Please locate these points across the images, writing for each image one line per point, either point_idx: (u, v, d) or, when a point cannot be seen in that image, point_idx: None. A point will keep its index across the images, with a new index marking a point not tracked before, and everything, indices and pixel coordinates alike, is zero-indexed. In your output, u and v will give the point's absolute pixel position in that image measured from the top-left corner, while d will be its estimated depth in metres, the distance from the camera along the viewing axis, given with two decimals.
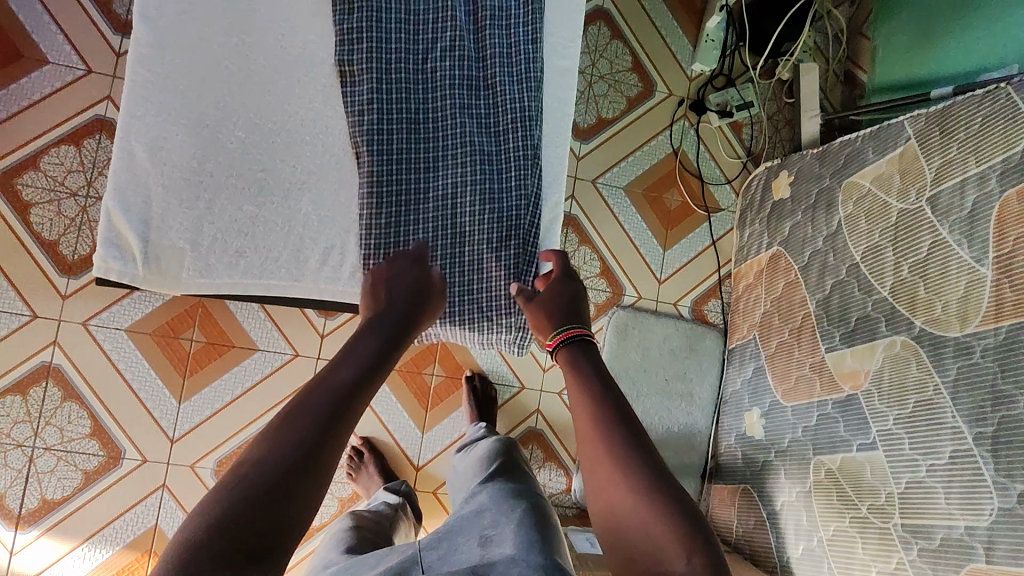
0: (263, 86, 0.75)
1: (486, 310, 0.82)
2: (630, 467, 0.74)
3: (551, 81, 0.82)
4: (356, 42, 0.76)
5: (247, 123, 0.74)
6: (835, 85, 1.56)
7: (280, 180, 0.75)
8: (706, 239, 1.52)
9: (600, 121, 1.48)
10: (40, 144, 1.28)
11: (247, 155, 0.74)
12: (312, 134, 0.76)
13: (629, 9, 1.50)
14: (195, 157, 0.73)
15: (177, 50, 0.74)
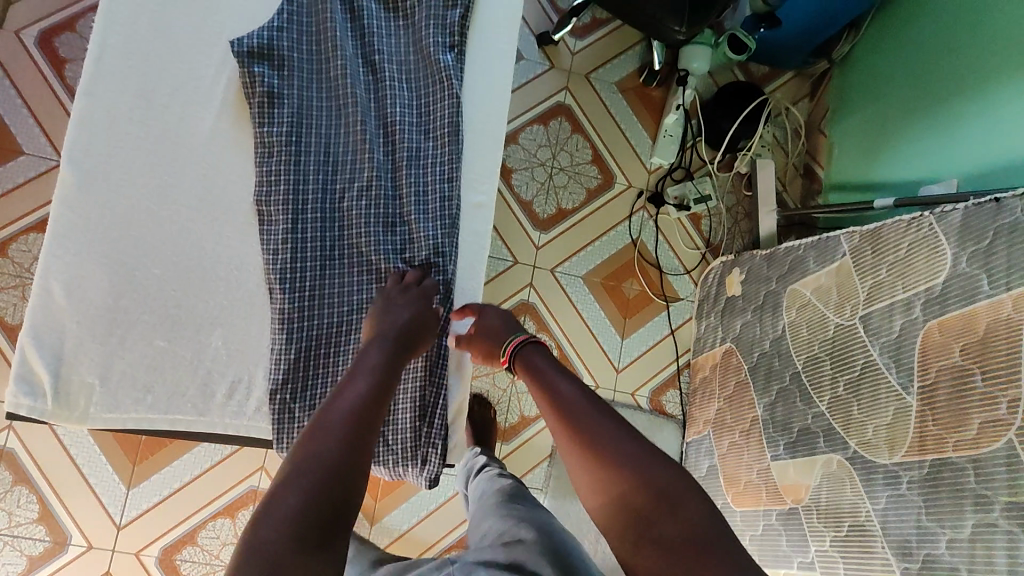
0: (180, 221, 0.74)
1: (394, 449, 0.79)
2: (608, 435, 0.67)
3: (467, 217, 0.83)
4: (270, 184, 0.76)
5: (166, 260, 0.74)
6: (794, 178, 1.58)
7: (195, 314, 0.73)
8: (664, 328, 1.52)
9: (559, 211, 1.51)
10: (10, 231, 1.32)
11: (165, 291, 0.73)
12: (222, 270, 0.75)
13: (590, 104, 1.55)
14: (111, 294, 0.72)
15: (102, 184, 0.74)
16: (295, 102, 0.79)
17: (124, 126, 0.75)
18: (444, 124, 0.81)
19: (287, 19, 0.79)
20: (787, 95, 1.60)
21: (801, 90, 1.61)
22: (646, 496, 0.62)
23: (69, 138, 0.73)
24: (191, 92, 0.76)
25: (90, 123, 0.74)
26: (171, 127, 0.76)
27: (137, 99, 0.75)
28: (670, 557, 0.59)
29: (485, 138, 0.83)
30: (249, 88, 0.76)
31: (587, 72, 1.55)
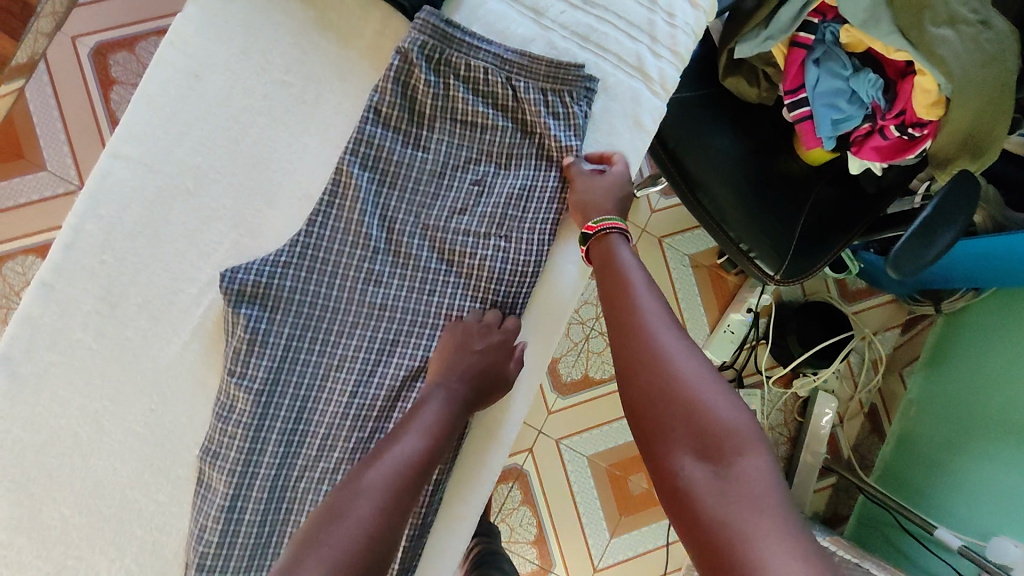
0: (110, 459, 0.63)
1: None
2: (681, 358, 0.61)
3: (439, 527, 0.69)
4: (224, 450, 0.63)
5: (75, 501, 0.62)
6: (856, 414, 1.37)
7: (90, 572, 0.62)
8: (660, 538, 1.36)
9: (585, 378, 1.36)
10: (8, 248, 1.23)
11: (65, 538, 0.62)
12: (136, 529, 0.63)
13: (653, 270, 1.37)
14: (3, 526, 0.61)
15: (35, 393, 0.62)
16: (284, 347, 0.65)
17: (78, 332, 0.63)
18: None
19: (302, 253, 0.66)
20: (874, 321, 1.39)
21: (894, 319, 1.39)
22: (709, 425, 0.56)
23: (8, 332, 0.62)
24: (167, 308, 0.65)
25: (35, 324, 0.63)
26: (131, 344, 0.64)
27: (100, 304, 0.64)
28: (718, 493, 0.52)
29: (494, 436, 0.70)
30: (233, 332, 0.64)
31: (661, 235, 1.37)
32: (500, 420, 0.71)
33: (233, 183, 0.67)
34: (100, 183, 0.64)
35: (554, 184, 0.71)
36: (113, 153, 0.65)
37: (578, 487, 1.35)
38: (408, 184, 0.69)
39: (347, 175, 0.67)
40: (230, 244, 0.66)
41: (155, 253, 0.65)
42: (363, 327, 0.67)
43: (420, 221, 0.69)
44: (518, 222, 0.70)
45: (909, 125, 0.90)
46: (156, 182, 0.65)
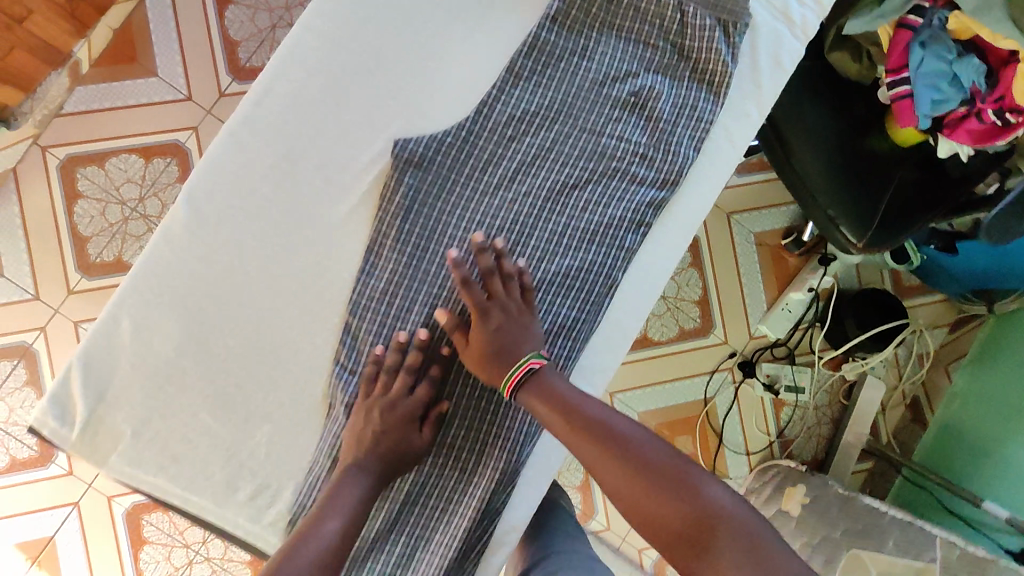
0: (275, 301, 0.68)
1: None
2: (631, 440, 0.60)
3: None
4: (376, 300, 0.69)
5: (240, 334, 0.68)
6: (897, 405, 1.44)
7: (248, 401, 0.68)
8: None
9: (644, 339, 1.41)
10: (114, 146, 1.29)
11: (226, 366, 0.68)
12: (292, 365, 0.69)
13: (719, 242, 1.42)
14: (175, 348, 0.67)
15: (211, 233, 0.67)
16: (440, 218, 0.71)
17: (257, 184, 0.68)
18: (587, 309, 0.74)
19: (464, 134, 0.71)
20: (928, 317, 1.45)
21: (944, 317, 1.45)
22: (672, 518, 0.54)
23: (196, 175, 0.68)
24: (338, 175, 0.70)
25: (219, 171, 0.68)
26: (303, 202, 0.69)
27: (280, 161, 0.69)
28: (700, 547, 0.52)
29: (618, 337, 0.75)
30: (392, 196, 0.69)
31: (730, 210, 1.42)
32: (624, 319, 0.76)
33: (408, 70, 0.72)
34: (293, 52, 0.70)
35: (703, 105, 0.76)
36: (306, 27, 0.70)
37: None
38: (568, 85, 0.74)
39: (514, 71, 0.73)
40: (395, 125, 0.71)
41: (333, 123, 0.70)
42: (507, 210, 0.72)
43: (577, 123, 0.74)
44: (670, 136, 0.75)
45: (1006, 111, 0.95)
46: (341, 57, 0.70)
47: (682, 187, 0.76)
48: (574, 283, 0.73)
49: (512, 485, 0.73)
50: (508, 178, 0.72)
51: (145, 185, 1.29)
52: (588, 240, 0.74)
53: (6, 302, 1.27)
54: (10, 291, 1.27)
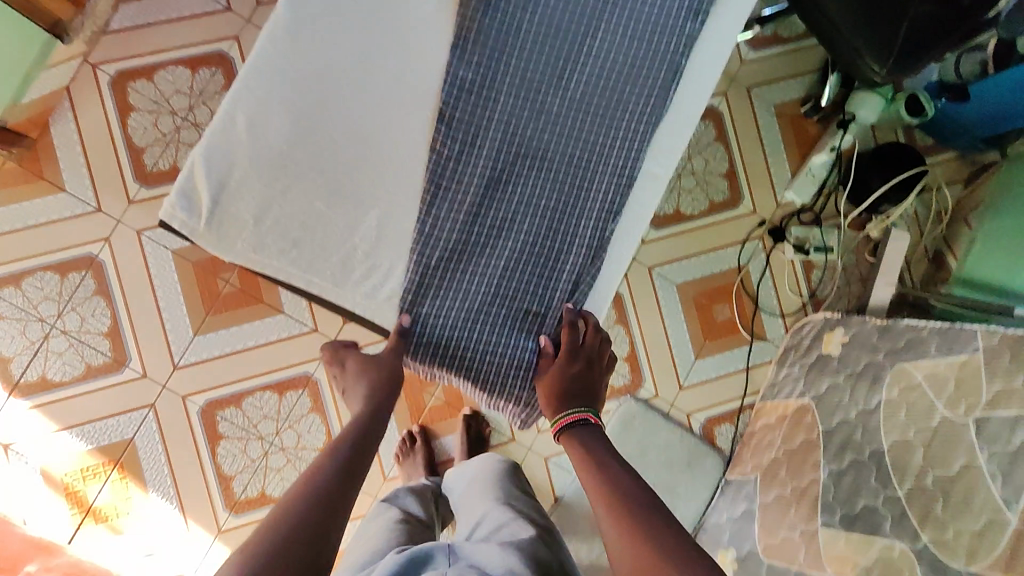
0: (370, 95, 0.73)
1: (504, 374, 0.81)
2: (620, 482, 0.73)
3: (642, 189, 0.80)
4: (462, 84, 0.74)
5: (345, 129, 0.72)
6: (921, 260, 1.53)
7: (363, 181, 0.74)
8: (740, 362, 1.48)
9: (677, 214, 1.47)
10: (161, 59, 1.34)
11: (338, 157, 0.73)
12: (392, 156, 0.74)
13: (742, 117, 1.49)
14: (287, 143, 0.72)
15: (314, 33, 0.71)
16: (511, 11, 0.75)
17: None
18: (653, 96, 0.78)
19: None
20: (945, 173, 1.53)
21: (959, 173, 1.53)
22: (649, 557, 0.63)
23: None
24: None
25: None
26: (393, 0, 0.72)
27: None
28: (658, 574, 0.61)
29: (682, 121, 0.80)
30: None
31: (750, 85, 1.49)
32: (689, 98, 0.80)
33: None
34: None
35: None
36: None
37: (668, 309, 1.46)
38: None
39: None
40: None
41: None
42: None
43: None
44: None
45: None
46: None
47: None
48: (639, 72, 0.78)
49: (597, 256, 0.80)
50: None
51: (194, 95, 1.35)
52: (656, 19, 0.77)
53: (68, 216, 1.31)
54: (72, 205, 1.32)
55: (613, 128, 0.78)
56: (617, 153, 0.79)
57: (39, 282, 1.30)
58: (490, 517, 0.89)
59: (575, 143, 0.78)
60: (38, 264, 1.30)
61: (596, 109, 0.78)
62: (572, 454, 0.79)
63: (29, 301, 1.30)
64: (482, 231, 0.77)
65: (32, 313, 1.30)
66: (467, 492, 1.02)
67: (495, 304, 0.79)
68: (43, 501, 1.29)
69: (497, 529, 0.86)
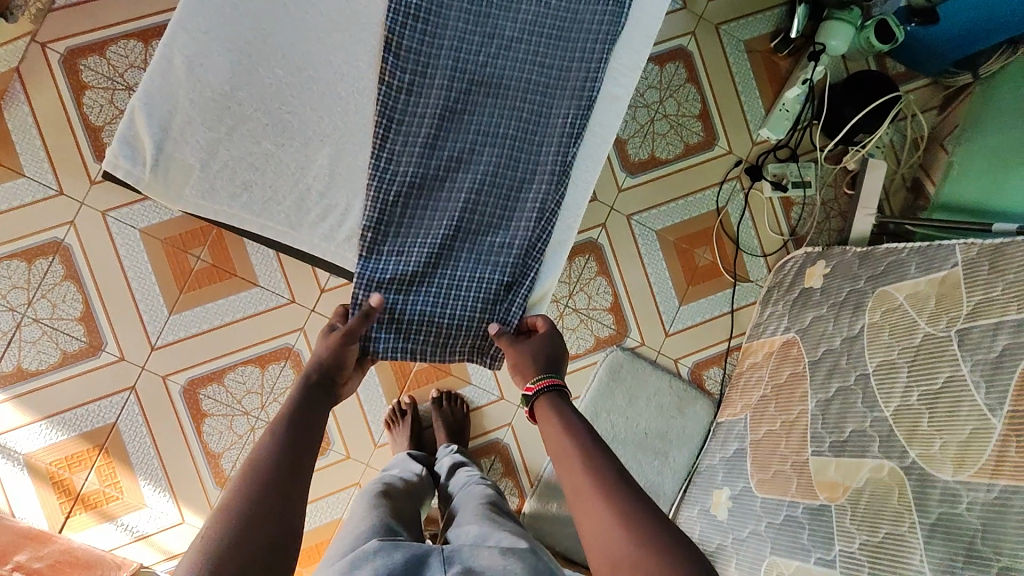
0: (316, 32, 0.75)
1: (479, 306, 0.80)
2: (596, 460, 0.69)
3: (600, 109, 0.82)
4: (409, 16, 0.77)
5: (287, 64, 0.73)
6: (899, 190, 1.52)
7: (308, 120, 0.74)
8: (725, 305, 1.47)
9: (652, 158, 1.45)
10: (110, 33, 1.30)
11: (280, 94, 0.73)
12: (344, 93, 0.76)
13: (712, 55, 1.46)
14: (228, 82, 0.71)
15: None
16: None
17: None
18: (596, 31, 0.82)
19: None
20: (918, 100, 1.51)
21: (932, 101, 1.51)
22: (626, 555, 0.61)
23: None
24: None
25: None
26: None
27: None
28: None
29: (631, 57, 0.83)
30: None
31: (718, 22, 1.46)
32: (635, 28, 0.83)
33: None
34: None
35: None
36: None
37: (650, 256, 1.45)
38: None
39: None
40: None
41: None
42: None
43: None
44: None
45: None
46: None
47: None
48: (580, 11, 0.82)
49: (564, 180, 0.81)
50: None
51: (148, 68, 1.31)
52: None
53: (29, 201, 1.28)
54: (33, 190, 1.28)
55: (563, 54, 0.82)
56: (566, 84, 0.82)
57: (5, 270, 1.27)
58: (493, 533, 0.87)
59: (525, 76, 0.82)
60: (3, 252, 1.27)
61: (543, 44, 0.82)
62: (548, 424, 0.74)
63: None
64: (440, 162, 0.79)
65: (1, 303, 1.26)
66: (467, 507, 0.99)
67: (461, 232, 0.79)
68: (26, 492, 1.26)
69: (497, 543, 0.85)
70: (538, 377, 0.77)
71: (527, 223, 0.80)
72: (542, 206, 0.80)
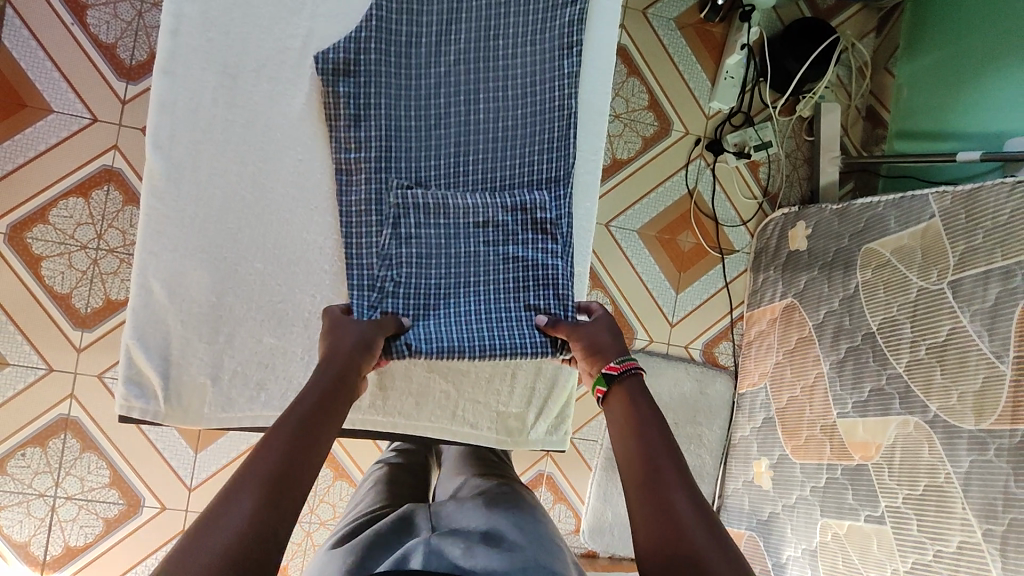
0: (280, 216, 0.74)
1: (483, 394, 0.79)
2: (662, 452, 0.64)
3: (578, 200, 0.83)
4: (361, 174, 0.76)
5: (266, 254, 0.74)
6: (856, 121, 1.52)
7: (292, 304, 0.74)
8: (719, 280, 1.50)
9: (615, 161, 1.45)
10: (48, 197, 1.26)
11: (267, 287, 0.73)
12: (328, 266, 0.76)
13: (645, 41, 1.44)
14: (213, 291, 0.72)
15: (191, 180, 0.72)
16: (395, 66, 0.78)
17: (210, 109, 0.73)
18: (561, 123, 0.81)
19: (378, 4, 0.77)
20: (853, 29, 1.50)
21: (867, 25, 1.51)
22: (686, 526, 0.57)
23: (151, 126, 0.72)
24: (278, 70, 0.75)
25: (172, 109, 0.72)
26: (258, 107, 0.75)
27: (221, 80, 0.74)
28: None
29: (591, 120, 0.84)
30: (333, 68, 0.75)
31: (644, 8, 1.44)
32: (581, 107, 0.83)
33: None
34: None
35: None
36: None
37: (635, 254, 1.46)
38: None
39: None
40: (310, 3, 0.77)
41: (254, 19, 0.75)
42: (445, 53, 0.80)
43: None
44: None
45: None
46: None
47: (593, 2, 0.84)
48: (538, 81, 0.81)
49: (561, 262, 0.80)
50: (440, 42, 0.80)
51: (97, 220, 1.28)
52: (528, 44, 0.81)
53: (22, 387, 1.26)
54: (22, 374, 1.26)
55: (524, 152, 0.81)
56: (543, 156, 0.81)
57: (22, 460, 1.26)
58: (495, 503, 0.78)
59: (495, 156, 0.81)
60: (15, 444, 1.26)
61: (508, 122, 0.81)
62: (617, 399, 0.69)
63: (21, 481, 1.26)
64: (433, 300, 0.77)
65: (30, 491, 1.26)
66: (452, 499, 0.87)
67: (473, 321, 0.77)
68: None
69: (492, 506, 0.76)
70: (622, 357, 0.72)
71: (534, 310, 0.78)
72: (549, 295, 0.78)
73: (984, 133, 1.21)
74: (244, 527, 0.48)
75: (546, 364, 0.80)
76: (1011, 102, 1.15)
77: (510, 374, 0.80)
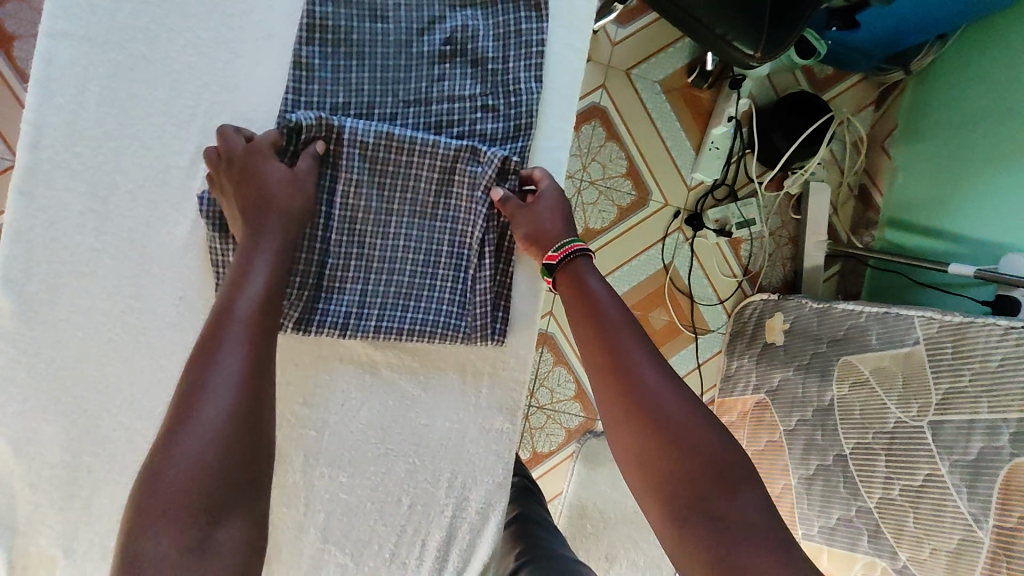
0: (154, 360, 0.67)
1: (390, 555, 0.71)
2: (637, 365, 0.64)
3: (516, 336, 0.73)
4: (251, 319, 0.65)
5: (131, 407, 0.67)
6: (847, 200, 1.41)
7: None
8: (691, 362, 1.40)
9: (586, 231, 1.34)
10: None
11: (132, 444, 0.66)
12: None
13: (626, 104, 1.34)
14: (69, 450, 0.66)
15: (49, 322, 0.65)
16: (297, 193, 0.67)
17: (76, 238, 0.66)
18: (487, 264, 0.70)
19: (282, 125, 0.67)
20: (851, 101, 1.40)
21: (867, 98, 1.40)
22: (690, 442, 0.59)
23: (4, 255, 0.64)
24: (161, 189, 0.68)
25: (28, 239, 0.65)
26: (137, 236, 0.67)
27: (89, 203, 0.66)
28: (714, 515, 0.56)
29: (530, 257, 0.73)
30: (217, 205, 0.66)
31: (627, 68, 1.34)
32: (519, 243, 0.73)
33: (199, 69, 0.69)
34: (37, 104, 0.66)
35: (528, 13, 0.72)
36: (49, 34, 0.66)
37: None
38: (375, 63, 0.70)
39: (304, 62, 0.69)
40: None
41: (131, 131, 0.67)
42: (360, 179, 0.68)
43: (396, 95, 0.70)
44: (520, 53, 0.72)
45: None
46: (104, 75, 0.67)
47: (540, 130, 0.74)
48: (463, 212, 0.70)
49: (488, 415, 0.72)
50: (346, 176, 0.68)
51: None
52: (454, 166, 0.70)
53: None
54: None
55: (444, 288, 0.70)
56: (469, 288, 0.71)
57: None
58: None
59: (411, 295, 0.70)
60: None
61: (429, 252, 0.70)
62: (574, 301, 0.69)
63: None
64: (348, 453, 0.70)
65: None
66: None
67: (381, 474, 0.70)
68: None
69: None
70: (559, 244, 0.69)
71: (452, 467, 0.71)
72: (474, 454, 0.71)
73: (982, 238, 1.11)
74: (193, 482, 0.50)
75: (461, 529, 0.71)
76: (1013, 213, 1.05)
77: (420, 539, 0.71)
